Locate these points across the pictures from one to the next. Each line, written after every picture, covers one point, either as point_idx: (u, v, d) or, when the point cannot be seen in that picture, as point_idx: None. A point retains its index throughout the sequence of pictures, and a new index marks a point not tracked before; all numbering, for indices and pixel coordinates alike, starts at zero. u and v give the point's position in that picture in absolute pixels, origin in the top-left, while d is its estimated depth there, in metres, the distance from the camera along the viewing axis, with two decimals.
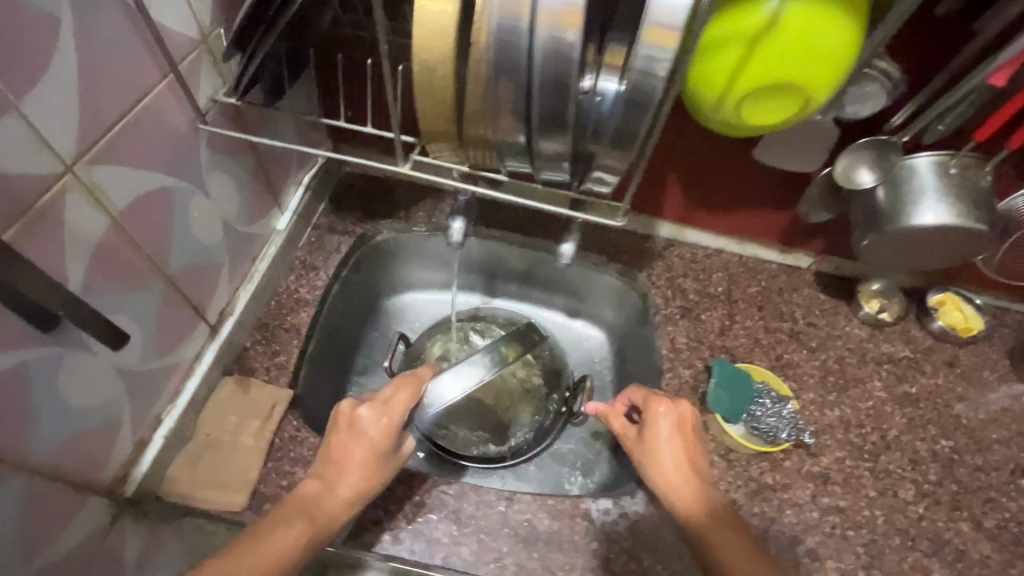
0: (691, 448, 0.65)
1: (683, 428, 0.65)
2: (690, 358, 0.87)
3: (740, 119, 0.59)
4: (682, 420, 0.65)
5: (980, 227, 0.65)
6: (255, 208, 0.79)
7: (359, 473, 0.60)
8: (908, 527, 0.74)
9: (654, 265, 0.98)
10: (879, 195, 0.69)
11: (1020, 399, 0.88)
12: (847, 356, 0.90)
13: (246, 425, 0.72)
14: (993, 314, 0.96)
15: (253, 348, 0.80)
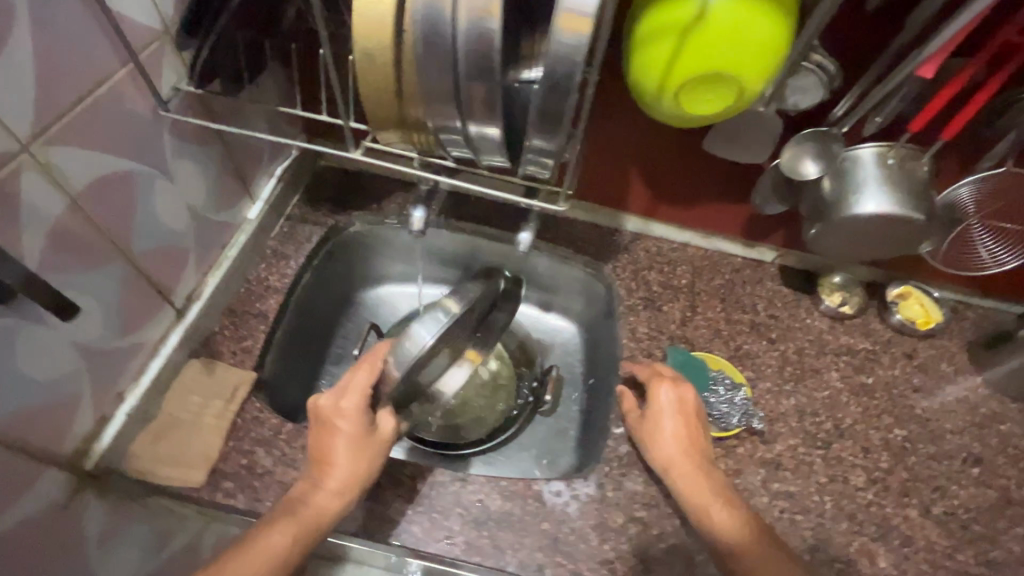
0: (690, 424, 0.73)
1: (684, 407, 0.74)
2: (649, 347, 0.89)
3: (681, 109, 0.62)
4: (684, 400, 0.74)
5: (918, 216, 0.67)
6: (224, 196, 0.82)
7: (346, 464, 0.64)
8: (856, 512, 0.76)
9: (620, 257, 0.99)
10: (824, 186, 0.70)
11: (977, 391, 0.89)
12: (806, 347, 0.91)
13: (209, 405, 0.75)
14: (954, 307, 0.97)
15: (221, 332, 0.83)
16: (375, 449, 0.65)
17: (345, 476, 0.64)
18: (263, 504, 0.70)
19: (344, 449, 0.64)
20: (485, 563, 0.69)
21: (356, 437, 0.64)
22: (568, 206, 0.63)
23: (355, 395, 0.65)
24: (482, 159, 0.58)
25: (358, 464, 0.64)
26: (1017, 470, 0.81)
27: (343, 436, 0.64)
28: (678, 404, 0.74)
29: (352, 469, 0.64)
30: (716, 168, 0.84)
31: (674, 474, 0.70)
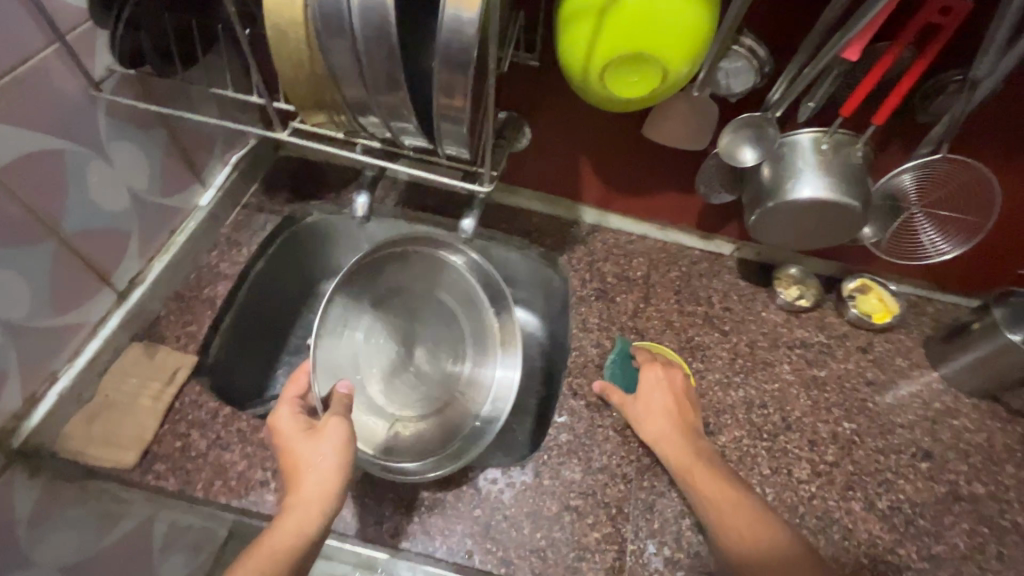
0: (679, 402, 0.77)
1: (673, 386, 0.78)
2: (598, 336, 0.88)
3: (608, 91, 0.61)
4: (672, 377, 0.78)
5: (851, 202, 0.67)
6: (172, 180, 0.82)
7: (311, 476, 0.57)
8: (797, 504, 0.75)
9: (576, 249, 0.97)
10: (764, 172, 0.70)
11: (932, 385, 0.87)
12: (759, 340, 0.90)
13: (147, 387, 0.75)
14: (913, 302, 0.95)
15: (167, 316, 0.83)
16: (326, 437, 0.60)
17: (312, 479, 0.57)
18: (194, 486, 0.71)
19: (303, 452, 0.59)
20: (413, 547, 0.69)
21: (301, 431, 0.61)
22: (493, 186, 0.66)
23: (287, 403, 0.65)
24: (402, 139, 0.59)
25: (317, 460, 0.58)
26: (967, 465, 0.80)
27: (292, 436, 0.61)
28: (667, 385, 0.77)
29: (315, 469, 0.58)
30: (662, 155, 0.84)
31: (668, 450, 0.72)
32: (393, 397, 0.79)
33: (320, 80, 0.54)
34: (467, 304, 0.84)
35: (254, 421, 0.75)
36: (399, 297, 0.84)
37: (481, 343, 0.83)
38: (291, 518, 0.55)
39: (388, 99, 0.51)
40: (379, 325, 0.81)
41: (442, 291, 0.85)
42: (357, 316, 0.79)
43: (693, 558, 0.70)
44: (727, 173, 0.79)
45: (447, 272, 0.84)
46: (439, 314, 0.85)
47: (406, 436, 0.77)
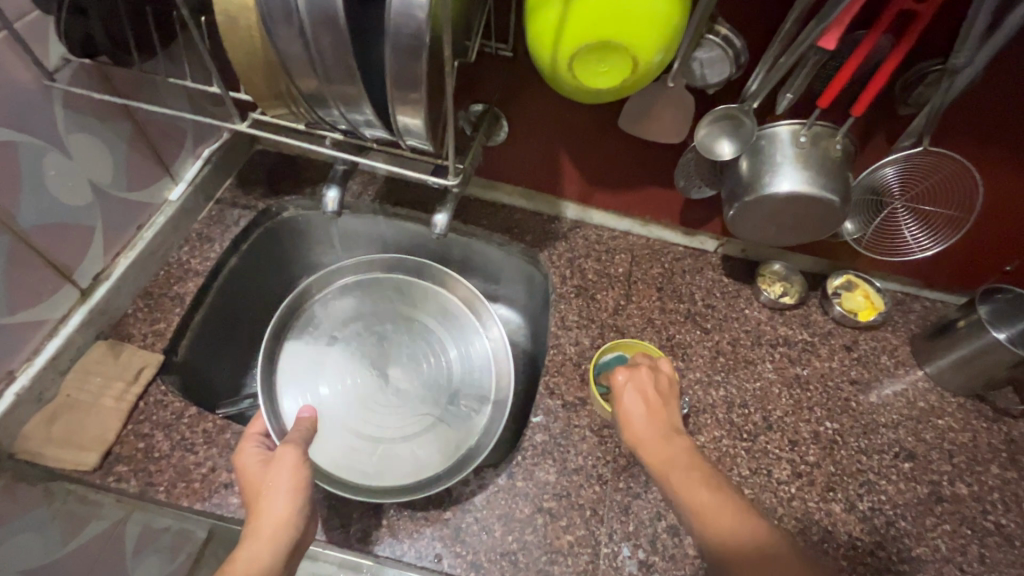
0: (656, 404, 0.68)
1: (646, 387, 0.69)
2: (577, 335, 0.85)
3: (579, 81, 0.59)
4: (642, 377, 0.70)
5: (830, 197, 0.65)
6: (138, 174, 0.80)
7: (275, 496, 0.57)
8: (776, 506, 0.73)
9: (557, 245, 0.95)
10: (742, 165, 0.68)
11: (917, 384, 0.86)
12: (741, 337, 0.88)
13: (109, 387, 0.73)
14: (899, 299, 0.94)
15: (134, 314, 0.81)
16: (282, 463, 0.59)
17: (273, 500, 0.56)
18: (156, 489, 0.68)
19: (266, 475, 0.59)
20: (380, 551, 0.67)
21: (261, 461, 0.61)
22: (460, 181, 0.64)
23: (251, 438, 0.65)
24: (362, 132, 0.58)
25: (272, 489, 0.57)
26: (950, 465, 0.78)
27: (253, 467, 0.61)
28: (640, 389, 0.69)
29: (269, 497, 0.57)
30: (643, 148, 0.82)
31: (655, 455, 0.62)
32: (373, 421, 0.81)
33: (273, 68, 0.52)
34: (440, 315, 0.91)
35: (220, 421, 0.73)
36: (368, 332, 0.90)
37: (464, 344, 0.89)
38: (245, 550, 0.54)
39: (341, 87, 0.49)
40: (350, 359, 0.86)
41: (409, 313, 0.91)
42: (329, 350, 0.86)
43: (668, 561, 0.68)
44: (707, 168, 0.77)
45: (407, 289, 0.92)
46: (409, 339, 0.90)
47: (390, 452, 0.79)
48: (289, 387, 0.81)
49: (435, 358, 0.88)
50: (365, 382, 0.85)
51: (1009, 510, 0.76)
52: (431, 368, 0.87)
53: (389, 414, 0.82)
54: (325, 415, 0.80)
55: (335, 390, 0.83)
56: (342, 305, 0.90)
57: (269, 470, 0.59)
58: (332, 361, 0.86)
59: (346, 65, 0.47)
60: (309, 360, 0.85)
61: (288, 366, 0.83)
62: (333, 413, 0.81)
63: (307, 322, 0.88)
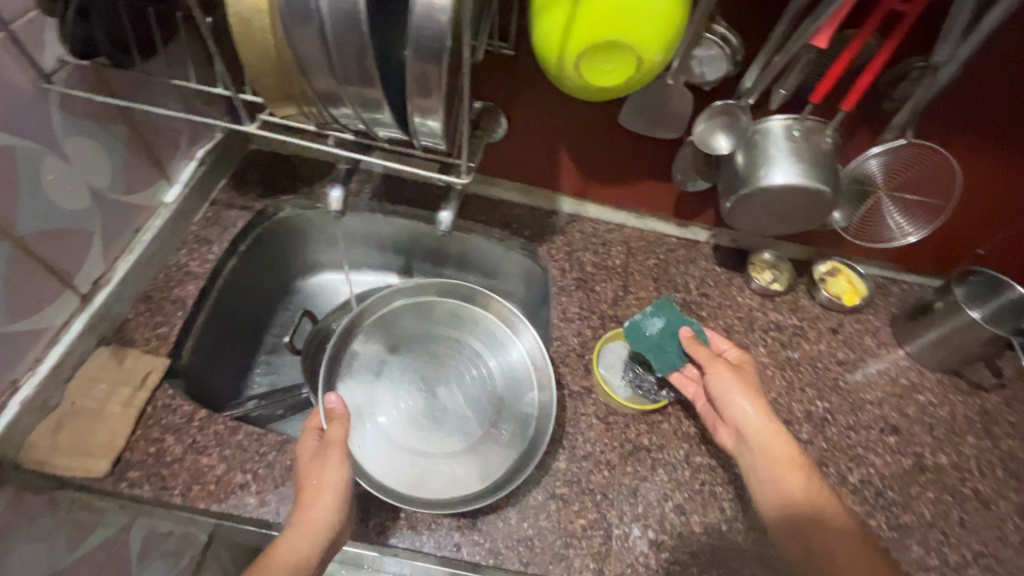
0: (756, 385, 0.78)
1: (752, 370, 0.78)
2: (579, 326, 0.88)
3: (584, 80, 0.61)
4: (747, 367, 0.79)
5: (822, 187, 0.68)
6: (134, 176, 0.79)
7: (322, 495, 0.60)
8: None
9: (555, 239, 0.97)
10: (738, 159, 0.71)
11: (898, 363, 0.91)
12: (735, 324, 0.91)
13: (115, 392, 0.72)
14: (880, 283, 0.99)
15: (135, 318, 0.80)
16: (334, 463, 0.63)
17: (321, 499, 0.60)
18: (171, 492, 0.68)
19: (317, 472, 0.62)
20: (397, 542, 0.69)
21: (313, 454, 0.64)
22: (470, 179, 0.65)
23: (310, 427, 0.67)
24: (376, 131, 0.58)
25: (320, 485, 0.61)
26: (931, 437, 0.84)
27: (306, 458, 0.64)
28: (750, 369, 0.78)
29: (318, 492, 0.60)
30: (639, 143, 0.84)
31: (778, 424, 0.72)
32: (422, 439, 0.78)
33: (288, 70, 0.52)
34: (488, 339, 0.84)
35: (231, 422, 0.73)
36: (421, 347, 0.86)
37: (508, 369, 0.82)
38: (289, 536, 0.57)
39: (359, 88, 0.50)
40: (402, 375, 0.83)
41: (461, 335, 0.85)
42: (386, 362, 0.84)
43: (676, 539, 0.71)
44: (702, 161, 0.80)
45: (458, 312, 0.85)
46: (458, 362, 0.84)
47: (434, 469, 0.75)
48: (349, 396, 0.79)
49: (482, 382, 0.83)
50: (415, 399, 0.82)
51: (985, 477, 0.81)
52: (477, 389, 0.82)
53: (435, 433, 0.79)
54: (376, 429, 0.77)
55: (388, 403, 0.80)
56: (400, 320, 0.86)
57: (321, 466, 0.62)
58: (389, 375, 0.83)
59: (366, 69, 0.48)
60: (368, 372, 0.82)
61: (347, 375, 0.80)
62: (384, 427, 0.77)
63: (368, 334, 0.84)
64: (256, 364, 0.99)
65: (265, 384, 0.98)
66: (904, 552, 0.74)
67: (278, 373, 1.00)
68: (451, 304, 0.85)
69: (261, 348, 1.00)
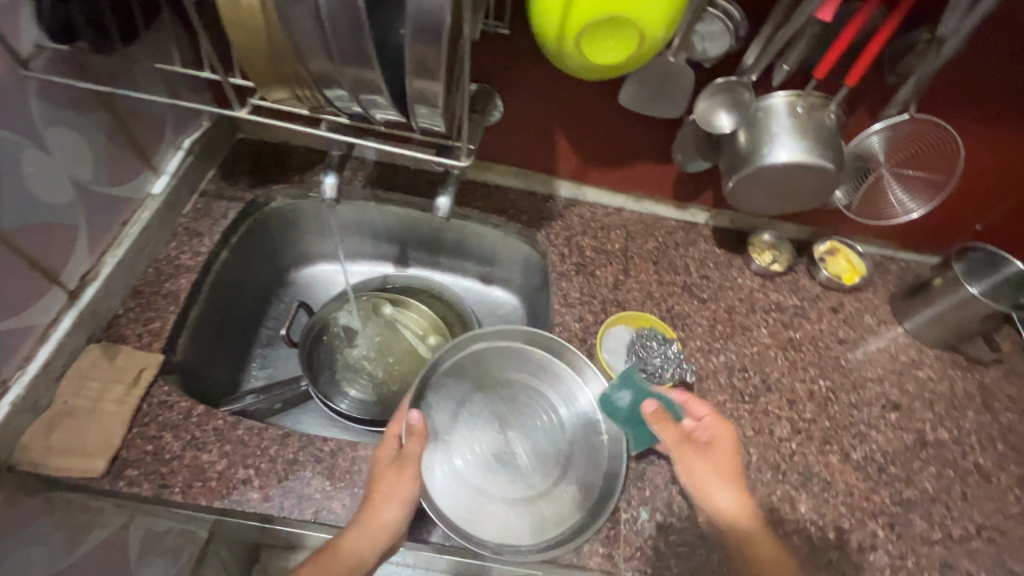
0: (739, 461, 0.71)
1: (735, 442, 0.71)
2: (580, 311, 0.87)
3: (584, 58, 0.59)
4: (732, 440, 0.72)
5: (825, 165, 0.67)
6: (119, 168, 0.76)
7: (388, 505, 0.63)
8: (780, 462, 0.77)
9: (553, 224, 0.95)
10: (740, 138, 0.70)
11: (897, 340, 0.91)
12: (737, 305, 0.91)
13: (109, 390, 0.70)
14: (878, 261, 0.99)
15: (126, 314, 0.77)
16: (405, 476, 0.65)
17: (386, 507, 0.63)
18: (171, 490, 0.66)
19: (384, 479, 0.65)
20: (433, 539, 0.69)
21: (390, 461, 0.67)
22: (471, 161, 0.64)
23: (391, 432, 0.70)
24: (374, 114, 0.57)
25: (388, 492, 0.64)
26: (931, 413, 0.84)
27: (382, 461, 0.66)
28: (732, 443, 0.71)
29: (386, 498, 0.63)
30: (637, 123, 0.83)
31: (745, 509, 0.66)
32: (490, 481, 0.73)
33: (281, 55, 0.51)
34: (569, 399, 0.79)
35: (230, 417, 0.72)
36: (498, 384, 0.79)
37: (583, 428, 0.77)
38: (352, 534, 0.61)
39: (357, 70, 0.49)
40: (479, 411, 0.77)
41: (543, 384, 0.79)
42: (465, 394, 0.78)
43: (684, 521, 0.71)
44: (702, 139, 0.79)
45: (543, 364, 0.80)
46: (534, 411, 0.78)
47: (493, 515, 0.70)
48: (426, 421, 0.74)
49: (553, 435, 0.77)
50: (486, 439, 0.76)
51: (985, 451, 0.82)
52: (547, 442, 0.77)
53: (501, 479, 0.73)
54: (445, 462, 0.72)
55: (461, 438, 0.75)
56: (488, 357, 0.81)
57: (395, 473, 0.65)
58: (471, 409, 0.77)
59: (363, 49, 0.46)
60: (451, 403, 0.77)
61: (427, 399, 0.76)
62: (456, 465, 0.72)
63: (456, 365, 0.79)
64: (251, 358, 0.97)
65: (262, 378, 0.97)
66: (908, 526, 0.74)
67: (275, 366, 0.98)
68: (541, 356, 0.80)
69: (256, 342, 0.99)
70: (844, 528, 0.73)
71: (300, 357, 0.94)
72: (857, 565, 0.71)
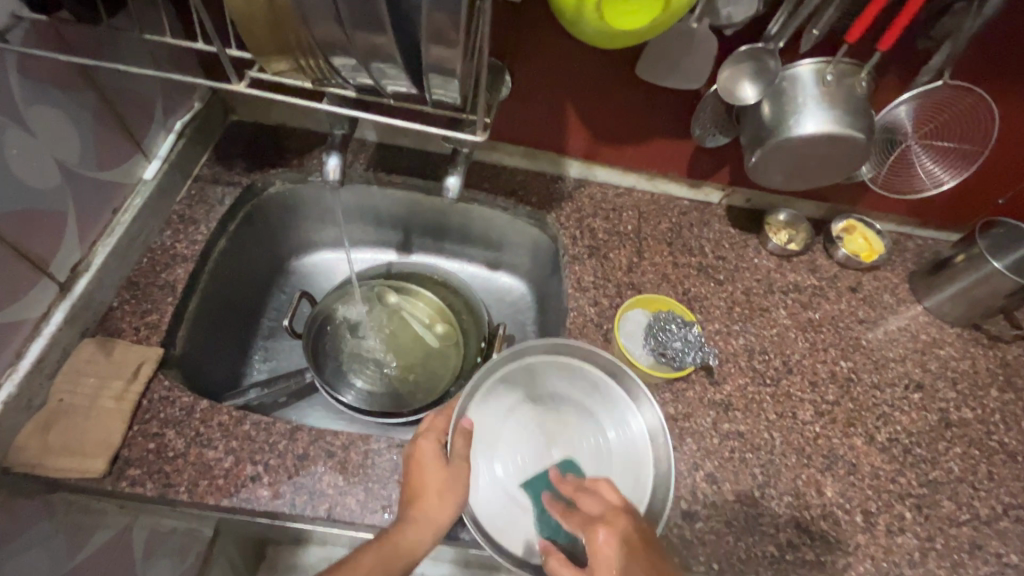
0: (643, 557, 0.54)
1: (622, 538, 0.56)
2: (595, 295, 0.84)
3: (604, 25, 0.56)
4: (621, 532, 0.56)
5: (855, 134, 0.64)
6: (108, 151, 0.72)
7: (445, 493, 0.61)
8: (804, 445, 0.75)
9: (564, 206, 0.92)
10: (763, 111, 0.67)
11: (918, 319, 0.89)
12: (754, 286, 0.88)
13: (107, 386, 0.67)
14: (896, 239, 0.96)
15: (121, 306, 0.74)
16: (459, 476, 0.63)
17: (441, 495, 0.61)
18: (176, 489, 0.63)
19: (435, 469, 0.62)
20: (462, 535, 0.67)
21: (436, 457, 0.63)
22: (487, 136, 0.61)
23: (434, 429, 0.67)
24: (383, 85, 0.54)
25: (445, 490, 0.62)
26: (955, 392, 0.83)
27: (430, 460, 0.63)
28: (624, 545, 0.55)
29: (439, 489, 0.61)
30: (651, 97, 0.80)
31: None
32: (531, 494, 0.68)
33: (280, 16, 0.48)
34: (621, 426, 0.72)
35: (235, 412, 0.68)
36: (550, 395, 0.74)
37: (632, 453, 0.70)
38: (411, 528, 0.58)
39: (366, 34, 0.45)
40: (530, 423, 0.73)
41: (596, 404, 0.73)
42: (517, 401, 0.73)
43: (709, 507, 0.69)
44: (721, 113, 0.76)
45: (600, 384, 0.73)
46: (584, 429, 0.73)
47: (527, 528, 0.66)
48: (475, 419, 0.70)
49: (599, 458, 0.71)
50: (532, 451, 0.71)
51: (1010, 429, 0.80)
52: (592, 467, 0.71)
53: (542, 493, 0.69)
54: (487, 465, 0.69)
55: (506, 444, 0.71)
56: (546, 371, 0.74)
57: (449, 473, 0.63)
58: (521, 421, 0.73)
59: (374, 11, 0.43)
60: (501, 412, 0.72)
61: (480, 399, 0.71)
62: (499, 477, 0.68)
63: (512, 374, 0.73)
64: (254, 350, 0.94)
65: (265, 371, 0.93)
66: (935, 508, 0.73)
67: (278, 358, 0.95)
68: (600, 376, 0.73)
69: (257, 334, 0.95)
70: (872, 511, 0.72)
71: (307, 347, 0.91)
72: (885, 548, 0.69)
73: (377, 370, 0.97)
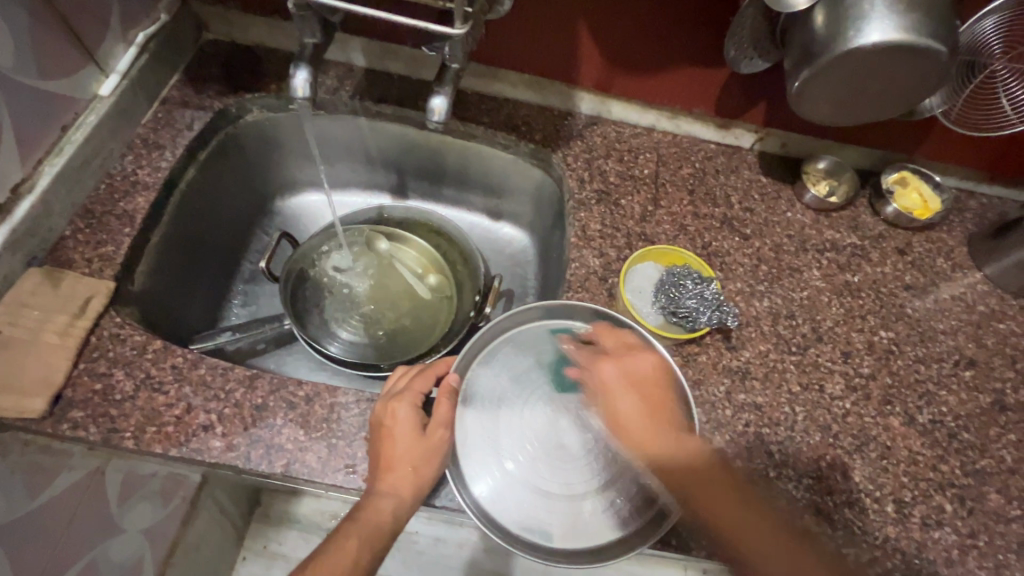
0: (645, 385, 0.58)
1: (605, 381, 0.59)
2: (601, 245, 0.74)
3: None
4: (629, 365, 0.59)
5: (934, 46, 0.52)
6: (50, 58, 0.64)
7: (418, 466, 0.56)
8: (831, 423, 0.66)
9: (572, 145, 0.81)
10: (816, 20, 0.55)
11: (976, 288, 0.77)
12: (785, 243, 0.77)
13: (50, 321, 0.61)
14: (957, 196, 0.84)
15: (74, 236, 0.67)
16: (438, 447, 0.57)
17: (415, 467, 0.56)
18: (122, 435, 0.58)
19: (407, 440, 0.56)
20: (437, 501, 0.60)
21: (410, 427, 0.57)
22: (466, 30, 0.56)
23: (409, 392, 0.60)
24: None
25: (420, 463, 0.56)
26: (1014, 371, 0.71)
27: (402, 429, 0.57)
28: (627, 376, 0.58)
29: (412, 463, 0.56)
30: (678, 8, 0.68)
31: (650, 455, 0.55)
32: (533, 467, 0.59)
33: None
34: None
35: (191, 354, 0.62)
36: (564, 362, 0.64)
37: None
38: (386, 502, 0.54)
39: None
40: (539, 391, 0.62)
41: None
42: (527, 366, 0.63)
43: None
44: (763, 29, 0.63)
45: None
46: None
47: (524, 504, 0.58)
48: (475, 382, 0.62)
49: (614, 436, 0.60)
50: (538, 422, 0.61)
51: None
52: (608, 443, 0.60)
53: (544, 469, 0.59)
54: (483, 433, 0.60)
55: (508, 414, 0.61)
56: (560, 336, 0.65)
57: (426, 445, 0.57)
58: (530, 387, 0.63)
59: None
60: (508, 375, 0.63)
61: (484, 359, 0.63)
62: (498, 445, 0.60)
63: (519, 339, 0.64)
64: (233, 295, 0.87)
65: (244, 316, 0.87)
66: (981, 501, 0.64)
67: (258, 303, 0.88)
68: None
69: (236, 276, 0.88)
70: (905, 501, 0.63)
71: (282, 293, 0.83)
72: (919, 543, 0.61)
73: (367, 324, 0.89)
